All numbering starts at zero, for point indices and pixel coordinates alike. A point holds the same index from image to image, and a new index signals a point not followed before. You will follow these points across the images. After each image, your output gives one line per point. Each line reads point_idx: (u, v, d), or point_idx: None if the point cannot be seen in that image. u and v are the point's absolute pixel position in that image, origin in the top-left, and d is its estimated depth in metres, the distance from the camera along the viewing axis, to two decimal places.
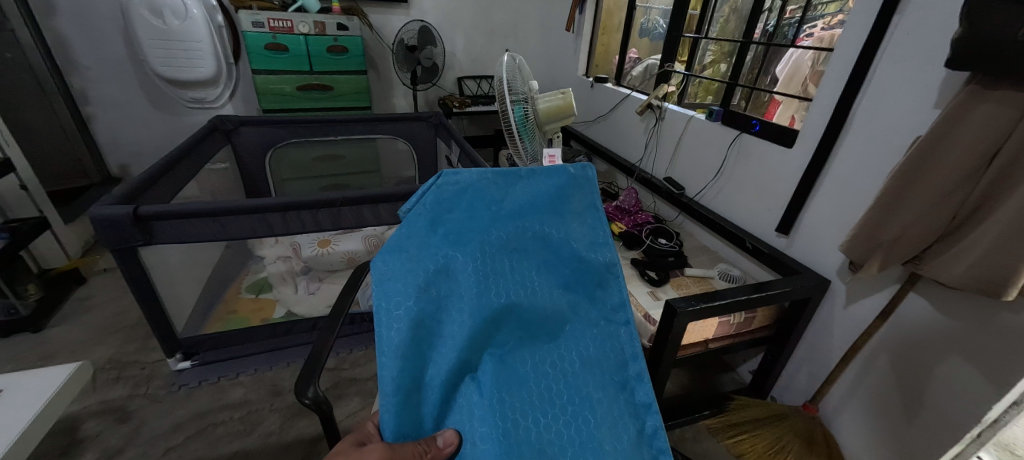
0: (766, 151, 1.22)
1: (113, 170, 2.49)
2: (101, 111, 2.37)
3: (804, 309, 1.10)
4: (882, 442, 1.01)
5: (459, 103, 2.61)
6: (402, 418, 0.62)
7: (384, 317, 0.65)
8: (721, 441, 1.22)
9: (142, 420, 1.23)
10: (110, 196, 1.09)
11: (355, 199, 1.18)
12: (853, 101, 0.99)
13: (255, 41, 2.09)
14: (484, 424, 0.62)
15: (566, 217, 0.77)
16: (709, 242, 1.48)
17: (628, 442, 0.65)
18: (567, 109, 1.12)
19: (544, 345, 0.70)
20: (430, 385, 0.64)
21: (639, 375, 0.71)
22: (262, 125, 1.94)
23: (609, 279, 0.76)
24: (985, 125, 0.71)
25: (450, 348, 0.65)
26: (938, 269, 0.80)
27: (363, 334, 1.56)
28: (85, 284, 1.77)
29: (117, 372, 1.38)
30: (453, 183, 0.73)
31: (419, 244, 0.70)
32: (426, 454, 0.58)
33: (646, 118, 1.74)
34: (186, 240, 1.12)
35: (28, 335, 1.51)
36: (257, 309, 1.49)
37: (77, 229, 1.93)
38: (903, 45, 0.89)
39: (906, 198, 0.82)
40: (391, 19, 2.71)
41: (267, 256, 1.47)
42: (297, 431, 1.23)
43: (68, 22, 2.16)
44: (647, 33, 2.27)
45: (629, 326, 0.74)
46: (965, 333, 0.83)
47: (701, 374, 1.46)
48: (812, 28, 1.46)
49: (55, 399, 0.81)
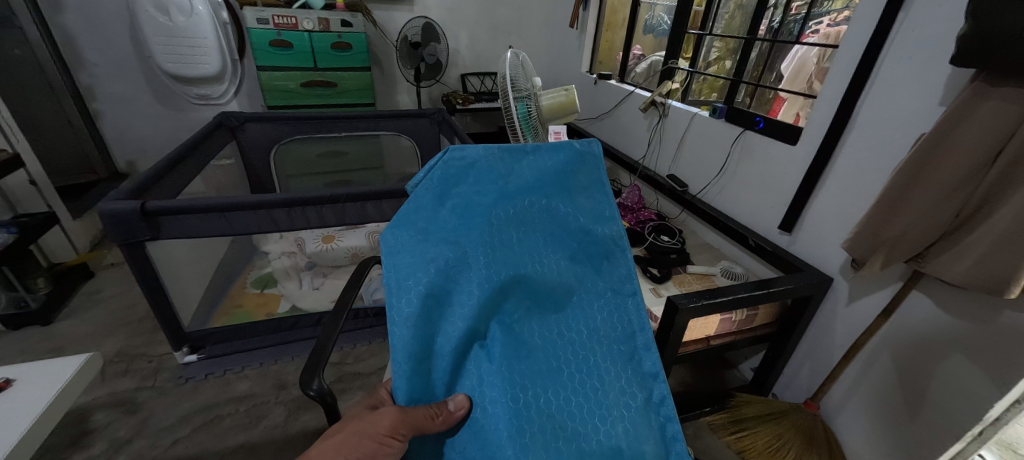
0: (769, 149, 1.22)
1: (120, 166, 2.52)
2: (108, 107, 2.39)
3: (806, 306, 1.10)
4: (886, 440, 1.01)
5: (463, 100, 2.62)
6: (413, 384, 0.64)
7: (396, 289, 0.67)
8: (723, 437, 1.23)
9: (150, 412, 1.25)
10: (119, 191, 1.10)
11: (358, 195, 1.20)
12: (858, 97, 0.98)
13: (260, 38, 2.10)
14: (494, 389, 0.62)
15: (571, 192, 0.77)
16: (712, 238, 1.48)
17: (636, 410, 0.65)
18: (570, 106, 1.10)
19: (553, 315, 0.70)
20: (440, 353, 0.65)
21: (647, 345, 0.71)
22: (268, 121, 1.97)
23: (615, 251, 0.76)
24: (991, 121, 0.71)
25: (459, 317, 0.66)
26: (943, 266, 0.80)
27: (367, 330, 1.58)
28: (94, 278, 1.80)
29: (125, 365, 1.40)
30: (458, 159, 0.74)
31: (427, 217, 0.71)
32: (437, 417, 0.61)
33: (650, 115, 1.73)
34: (193, 235, 1.14)
35: (38, 328, 1.54)
36: (263, 303, 1.53)
37: (85, 224, 1.95)
38: (908, 42, 0.88)
39: (913, 190, 0.81)
40: (394, 16, 2.71)
41: (272, 251, 1.60)
42: (302, 424, 1.24)
43: (76, 18, 2.18)
44: (652, 30, 2.28)
45: (635, 297, 0.74)
46: (969, 332, 0.83)
47: (704, 371, 1.46)
48: (817, 24, 1.46)
49: (67, 389, 0.83)
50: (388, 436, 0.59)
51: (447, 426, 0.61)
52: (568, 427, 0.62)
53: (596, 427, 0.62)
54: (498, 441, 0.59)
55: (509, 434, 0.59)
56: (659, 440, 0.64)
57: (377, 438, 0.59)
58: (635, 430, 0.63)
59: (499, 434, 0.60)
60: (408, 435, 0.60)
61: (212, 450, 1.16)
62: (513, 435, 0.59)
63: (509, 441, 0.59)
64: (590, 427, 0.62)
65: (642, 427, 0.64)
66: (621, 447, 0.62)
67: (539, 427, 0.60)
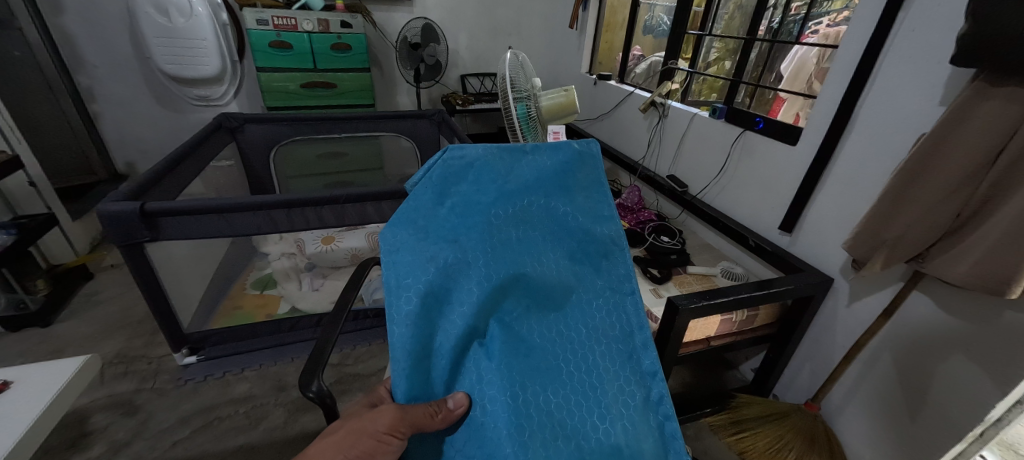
0: (770, 148, 1.22)
1: (119, 168, 2.51)
2: (108, 108, 2.39)
3: (807, 306, 1.10)
4: (888, 440, 1.00)
5: (462, 100, 2.63)
6: (412, 382, 0.63)
7: (396, 288, 0.67)
8: (724, 438, 1.22)
9: (150, 414, 1.25)
10: (118, 192, 1.10)
11: (358, 196, 1.20)
12: (858, 96, 0.98)
13: (260, 39, 2.10)
14: (493, 387, 0.62)
15: (570, 192, 0.77)
16: (712, 238, 1.48)
17: (635, 408, 0.65)
18: (570, 107, 1.09)
19: (552, 314, 0.70)
20: (440, 351, 0.65)
21: (645, 344, 0.71)
22: (267, 122, 1.96)
23: (614, 251, 0.77)
24: (991, 121, 0.71)
25: (459, 315, 0.65)
26: (943, 266, 0.80)
27: (367, 331, 1.58)
28: (94, 280, 1.80)
29: (125, 366, 1.39)
30: (458, 158, 0.74)
31: (426, 215, 0.71)
32: (436, 415, 0.61)
33: (650, 116, 1.73)
34: (193, 236, 1.13)
35: (38, 330, 1.54)
36: (263, 304, 1.53)
37: (85, 225, 1.95)
38: (909, 42, 0.88)
39: (913, 190, 0.81)
40: (394, 17, 2.72)
41: (272, 251, 1.58)
42: (301, 425, 1.24)
43: (75, 20, 2.18)
44: (652, 30, 2.29)
45: (634, 297, 0.74)
46: (971, 332, 0.82)
47: (704, 372, 1.46)
48: (817, 24, 1.46)
49: (66, 391, 0.83)
50: (388, 433, 0.59)
51: (446, 425, 0.61)
52: (567, 425, 0.62)
53: (595, 427, 0.62)
54: (497, 439, 0.59)
55: (509, 431, 0.59)
56: (657, 439, 0.64)
57: (376, 436, 0.59)
58: (634, 429, 0.63)
59: (498, 432, 0.59)
60: (408, 433, 0.60)
61: (210, 452, 1.16)
62: (512, 433, 0.59)
63: (509, 439, 0.58)
64: (589, 425, 0.62)
65: (641, 427, 0.64)
66: (621, 446, 0.61)
67: (539, 426, 0.60)
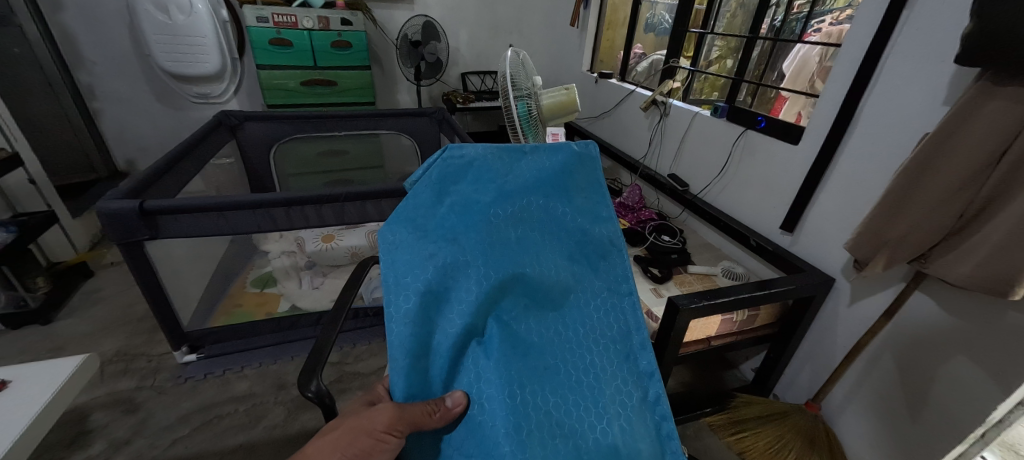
0: (771, 147, 1.21)
1: (120, 165, 2.51)
2: (108, 105, 2.39)
3: (807, 307, 1.10)
4: (888, 440, 1.00)
5: (463, 98, 2.62)
6: (411, 379, 0.63)
7: (395, 286, 0.66)
8: (723, 438, 1.22)
9: (149, 412, 1.25)
10: (117, 191, 1.10)
11: (357, 195, 1.19)
12: (861, 95, 0.98)
13: (259, 36, 2.09)
14: (491, 386, 0.61)
15: (569, 192, 0.77)
16: (713, 238, 1.47)
17: (632, 408, 0.66)
18: (570, 105, 1.10)
19: (551, 314, 0.69)
20: (438, 349, 0.64)
21: (642, 344, 0.71)
22: (267, 120, 1.96)
23: (613, 252, 0.77)
24: (994, 122, 0.70)
25: (458, 313, 0.65)
26: (945, 267, 0.79)
27: (367, 329, 1.58)
28: (94, 278, 1.80)
29: (124, 364, 1.39)
30: (457, 157, 0.73)
31: (426, 214, 0.71)
32: (435, 413, 0.60)
33: (651, 115, 1.72)
34: (192, 234, 1.13)
35: (38, 327, 1.54)
36: (262, 302, 1.53)
37: (85, 223, 1.95)
38: (913, 41, 0.87)
39: (917, 190, 0.80)
40: (394, 14, 2.71)
41: (272, 250, 1.58)
42: (301, 423, 1.24)
43: (75, 17, 2.17)
44: (653, 28, 2.28)
45: (632, 297, 0.75)
46: (972, 333, 0.82)
47: (704, 372, 1.46)
48: (819, 23, 1.46)
49: (65, 389, 0.83)
50: (386, 432, 0.59)
51: (444, 423, 0.61)
52: (565, 424, 0.61)
53: (593, 427, 0.62)
54: (495, 438, 0.59)
55: (507, 431, 0.58)
56: (653, 439, 0.64)
57: (374, 434, 0.59)
58: (631, 428, 0.63)
59: (496, 431, 0.59)
60: (406, 432, 0.60)
61: (210, 451, 1.16)
62: (511, 432, 0.58)
63: (507, 438, 0.58)
64: (587, 425, 0.62)
65: (637, 426, 0.64)
66: (618, 445, 0.61)
67: (537, 425, 0.60)
